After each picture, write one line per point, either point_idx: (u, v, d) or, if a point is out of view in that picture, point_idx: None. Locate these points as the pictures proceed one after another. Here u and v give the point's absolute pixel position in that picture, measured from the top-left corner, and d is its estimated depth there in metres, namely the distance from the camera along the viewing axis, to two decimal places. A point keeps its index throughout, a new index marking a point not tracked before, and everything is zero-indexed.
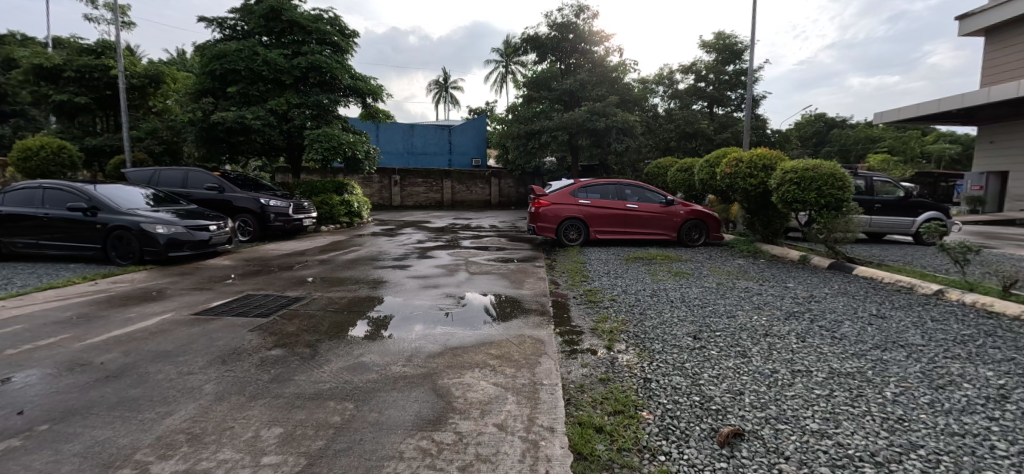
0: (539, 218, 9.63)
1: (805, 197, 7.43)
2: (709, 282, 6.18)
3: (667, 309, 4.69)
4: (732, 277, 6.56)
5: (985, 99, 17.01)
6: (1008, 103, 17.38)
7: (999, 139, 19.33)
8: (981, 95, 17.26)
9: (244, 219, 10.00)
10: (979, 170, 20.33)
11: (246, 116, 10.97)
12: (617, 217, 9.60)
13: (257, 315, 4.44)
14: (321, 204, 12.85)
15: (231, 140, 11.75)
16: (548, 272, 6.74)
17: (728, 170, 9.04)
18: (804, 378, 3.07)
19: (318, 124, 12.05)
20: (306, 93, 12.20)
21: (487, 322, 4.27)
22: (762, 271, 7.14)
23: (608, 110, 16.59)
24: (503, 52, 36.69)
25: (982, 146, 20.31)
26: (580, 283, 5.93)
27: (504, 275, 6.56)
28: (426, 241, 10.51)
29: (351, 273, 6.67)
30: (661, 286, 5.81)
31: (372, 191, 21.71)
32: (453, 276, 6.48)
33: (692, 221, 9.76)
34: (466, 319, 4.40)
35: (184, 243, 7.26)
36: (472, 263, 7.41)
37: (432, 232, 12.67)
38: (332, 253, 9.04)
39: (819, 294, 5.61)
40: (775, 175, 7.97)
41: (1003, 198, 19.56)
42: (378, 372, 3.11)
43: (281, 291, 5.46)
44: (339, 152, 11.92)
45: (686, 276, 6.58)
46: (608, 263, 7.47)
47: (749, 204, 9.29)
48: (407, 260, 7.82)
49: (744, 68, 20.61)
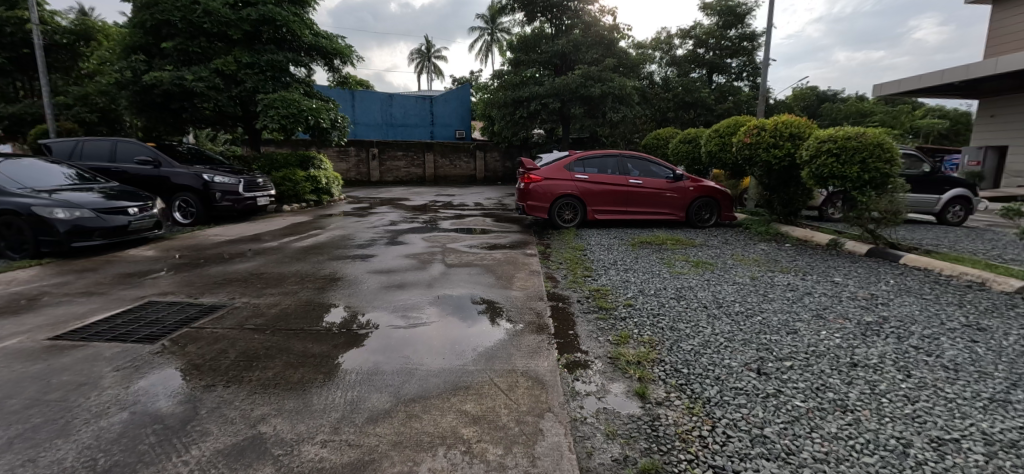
0: (529, 196, 8.36)
1: (846, 172, 6.27)
2: (740, 276, 5.02)
3: (704, 321, 3.52)
4: (765, 268, 5.40)
5: (991, 70, 15.88)
6: (1014, 75, 16.35)
7: (1001, 113, 18.37)
8: (987, 66, 16.11)
9: (184, 198, 8.58)
10: (977, 145, 19.44)
11: (186, 77, 9.51)
12: (617, 194, 8.40)
13: (142, 340, 3.18)
14: (284, 180, 11.39)
15: (172, 105, 10.18)
16: (542, 263, 5.50)
17: (748, 139, 7.83)
18: (959, 460, 1.95)
19: (274, 88, 10.51)
20: (260, 51, 10.63)
21: (487, 331, 3.31)
22: (794, 259, 5.99)
23: (604, 75, 15.19)
24: (488, 18, 34.83)
25: (982, 120, 19.34)
26: (583, 279, 4.72)
27: (490, 267, 5.30)
28: (400, 223, 9.17)
29: (299, 265, 5.36)
30: (686, 283, 4.61)
31: (349, 165, 20.14)
32: (426, 269, 5.24)
33: (703, 198, 8.60)
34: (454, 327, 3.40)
35: (93, 230, 5.90)
36: (451, 253, 6.12)
37: (410, 211, 11.35)
38: (288, 238, 7.68)
39: (880, 294, 4.51)
40: (808, 145, 6.78)
41: (1000, 174, 18.70)
42: (277, 462, 1.89)
43: (196, 296, 4.17)
44: (299, 121, 10.45)
45: (709, 268, 5.40)
46: (611, 250, 6.27)
47: (768, 180, 8.13)
48: (373, 247, 6.55)
49: (747, 33, 19.27)
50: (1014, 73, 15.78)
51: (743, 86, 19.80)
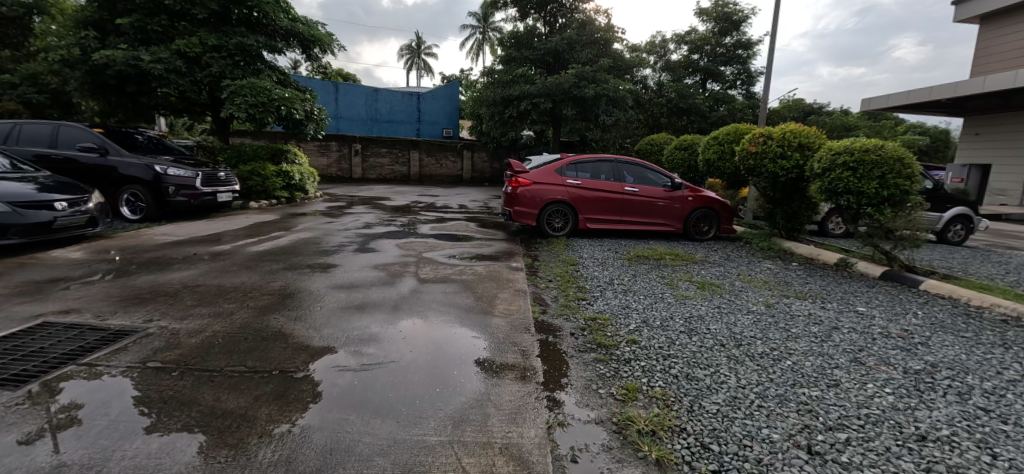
0: (516, 201, 7.69)
1: (863, 188, 5.70)
2: (754, 302, 4.42)
3: (726, 367, 2.89)
4: (778, 293, 4.81)
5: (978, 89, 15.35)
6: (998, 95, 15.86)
7: (985, 131, 17.71)
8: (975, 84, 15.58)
9: (133, 191, 7.78)
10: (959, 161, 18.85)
11: (142, 57, 8.68)
12: (611, 202, 7.79)
13: (5, 382, 2.45)
14: (252, 174, 10.54)
15: (128, 88, 9.31)
16: (530, 281, 4.83)
17: (753, 148, 7.28)
18: None
19: (243, 74, 9.70)
20: (228, 33, 9.83)
21: (457, 375, 2.67)
22: (807, 282, 5.42)
23: (598, 76, 14.63)
24: (479, 17, 34.18)
25: (965, 138, 18.66)
26: (576, 303, 4.06)
27: (469, 283, 4.61)
28: (375, 226, 8.44)
29: (246, 275, 4.62)
30: (695, 311, 3.98)
31: (329, 161, 19.23)
32: (394, 284, 4.54)
33: (701, 209, 8.05)
34: (417, 368, 2.74)
35: (7, 227, 5.08)
36: (427, 264, 5.41)
37: (388, 212, 10.59)
38: (247, 240, 6.90)
39: (913, 329, 3.96)
40: (821, 156, 6.22)
41: (982, 193, 18.06)
42: None
43: (105, 317, 3.42)
44: (269, 111, 9.64)
45: (717, 291, 4.78)
46: (606, 266, 5.63)
47: (773, 192, 7.59)
48: (339, 254, 5.82)
49: (743, 41, 18.89)
50: (1002, 92, 15.54)
51: (737, 95, 19.43)
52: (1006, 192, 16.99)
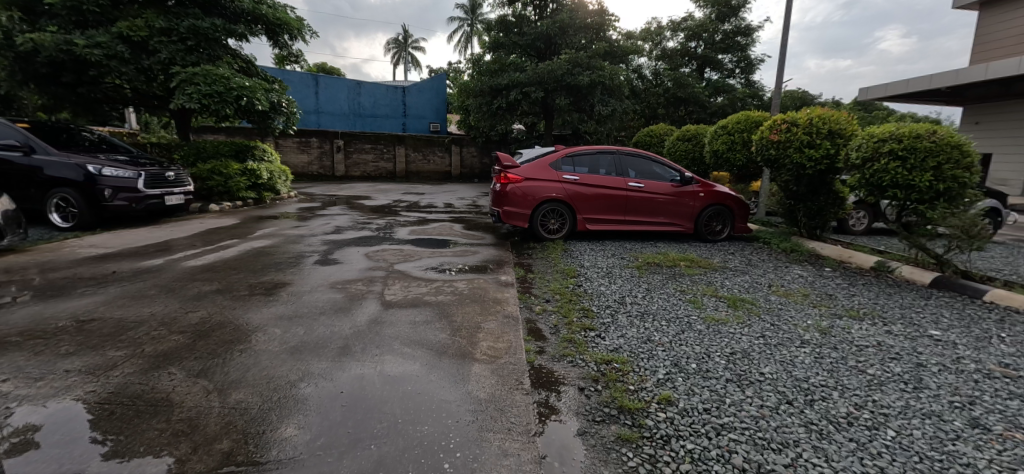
0: (505, 200, 6.76)
1: (913, 181, 4.79)
2: (806, 327, 3.51)
3: (812, 450, 1.99)
4: (827, 312, 3.91)
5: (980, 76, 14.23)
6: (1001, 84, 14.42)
7: (986, 120, 16.89)
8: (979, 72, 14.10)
9: (63, 195, 6.77)
10: None
11: (75, 40, 7.71)
12: (613, 200, 6.88)
13: None
14: (211, 173, 9.51)
15: (64, 77, 8.30)
16: (523, 301, 3.89)
17: (774, 137, 6.42)
18: None
19: (197, 60, 8.70)
20: (180, 15, 8.82)
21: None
22: (852, 294, 4.53)
23: (593, 63, 13.69)
24: (467, 8, 33.05)
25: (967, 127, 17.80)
26: (582, 335, 3.14)
27: (445, 307, 3.67)
28: (347, 230, 7.47)
29: (164, 303, 3.66)
30: (737, 345, 3.07)
31: (310, 158, 18.10)
32: (350, 309, 3.61)
33: (714, 206, 7.16)
34: (345, 465, 1.82)
35: None
36: (397, 279, 4.46)
37: (367, 213, 9.59)
38: (191, 249, 5.92)
39: (1014, 363, 3.09)
40: (858, 145, 5.34)
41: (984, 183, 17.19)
42: None
43: None
44: (226, 102, 8.66)
45: (753, 309, 3.88)
46: (613, 277, 4.71)
47: (795, 186, 6.70)
48: (294, 268, 4.87)
49: (741, 27, 18.07)
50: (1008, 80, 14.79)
51: (736, 85, 18.61)
52: (1007, 182, 15.94)
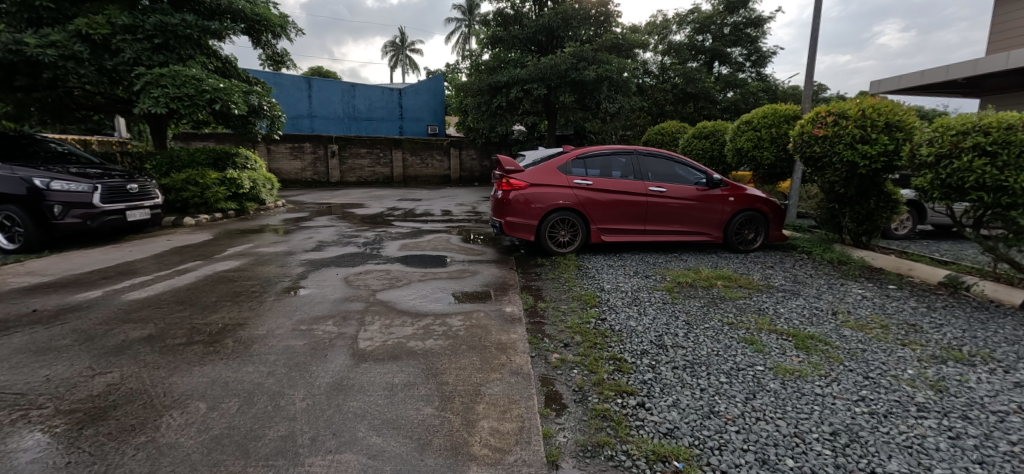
0: (507, 209, 5.92)
1: (1006, 182, 3.91)
2: (913, 383, 2.62)
3: None
4: (926, 355, 3.02)
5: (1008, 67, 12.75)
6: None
7: None
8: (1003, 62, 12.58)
9: (7, 213, 6.01)
10: None
11: (25, 39, 6.94)
12: (631, 207, 6.03)
13: None
14: (186, 183, 8.71)
15: (17, 81, 7.49)
16: (534, 347, 3.03)
17: (819, 131, 5.57)
18: None
19: (166, 60, 7.89)
20: (147, 10, 8.02)
21: None
22: (941, 324, 3.64)
23: (599, 57, 12.85)
24: (463, 8, 32.27)
25: None
26: (621, 408, 2.28)
27: (434, 358, 2.82)
28: (330, 245, 6.65)
29: (70, 363, 2.82)
30: (839, 421, 2.20)
31: (303, 164, 17.30)
32: (309, 365, 2.77)
33: (744, 212, 6.29)
34: None
35: None
36: (378, 315, 3.61)
37: (357, 224, 8.76)
38: (143, 275, 5.07)
39: None
40: (930, 139, 4.47)
41: None
42: None
43: None
44: (198, 106, 7.82)
45: (831, 352, 3.00)
46: (643, 306, 3.84)
47: (841, 188, 5.82)
48: (255, 300, 4.03)
49: (751, 18, 17.21)
50: None
51: (747, 79, 17.75)
52: None
